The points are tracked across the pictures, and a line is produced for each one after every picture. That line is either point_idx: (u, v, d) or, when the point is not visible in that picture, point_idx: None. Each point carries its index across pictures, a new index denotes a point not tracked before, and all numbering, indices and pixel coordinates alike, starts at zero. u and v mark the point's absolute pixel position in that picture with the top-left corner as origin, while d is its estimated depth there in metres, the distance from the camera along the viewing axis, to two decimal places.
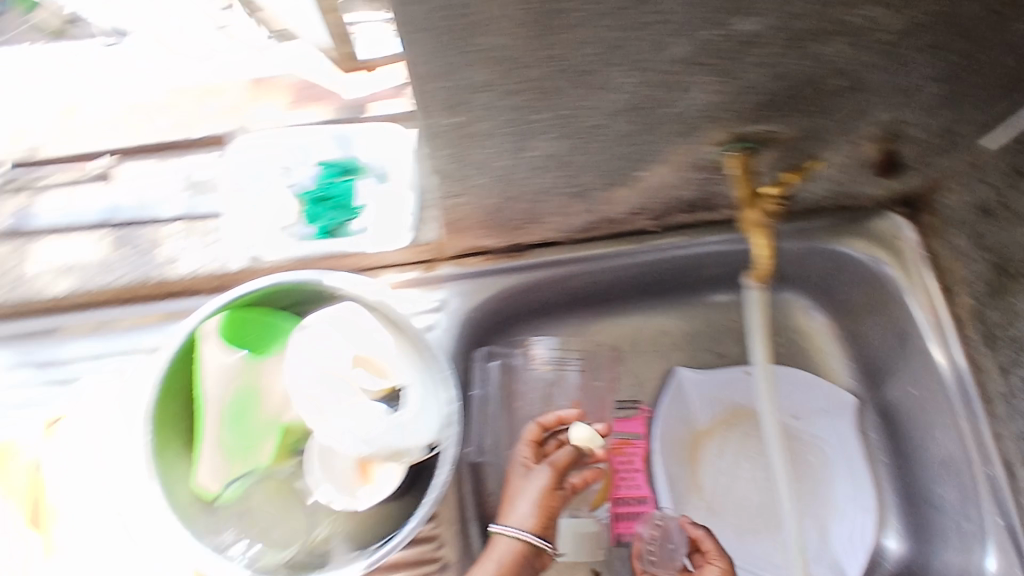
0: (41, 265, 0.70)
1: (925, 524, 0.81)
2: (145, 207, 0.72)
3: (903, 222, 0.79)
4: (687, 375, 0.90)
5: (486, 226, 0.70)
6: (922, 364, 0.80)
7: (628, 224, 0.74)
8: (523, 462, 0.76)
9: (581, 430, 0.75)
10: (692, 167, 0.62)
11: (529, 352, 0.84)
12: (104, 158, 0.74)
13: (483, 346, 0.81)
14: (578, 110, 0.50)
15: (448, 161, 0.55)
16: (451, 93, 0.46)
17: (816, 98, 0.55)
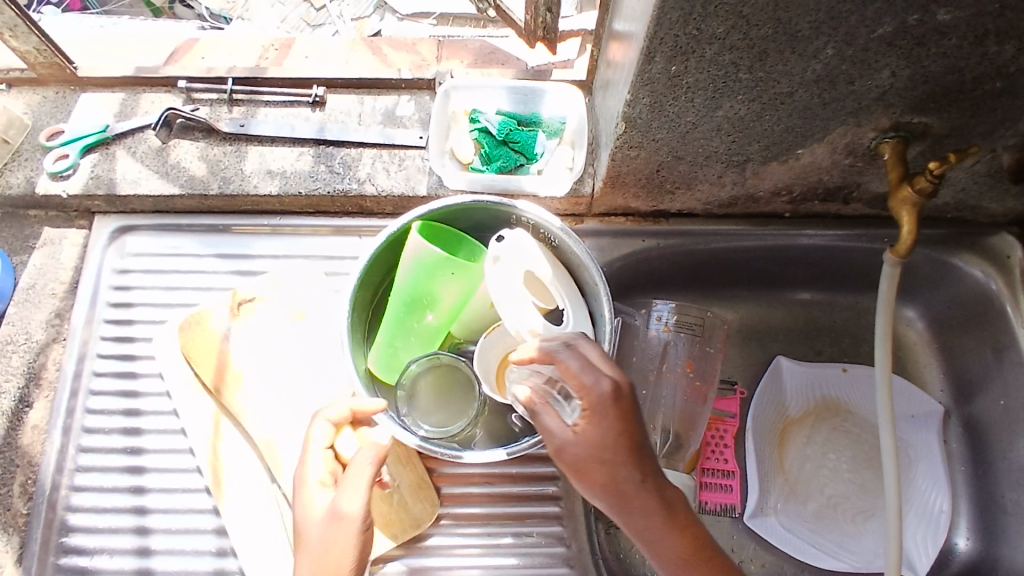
0: (257, 167, 0.83)
1: (999, 529, 0.84)
2: (346, 132, 0.83)
3: (1016, 241, 0.86)
4: (786, 361, 0.93)
5: (642, 186, 0.79)
6: (1016, 374, 0.84)
7: (766, 204, 0.82)
8: (319, 486, 0.61)
9: (383, 431, 0.62)
10: (845, 150, 0.70)
11: (650, 315, 0.93)
12: (316, 88, 0.85)
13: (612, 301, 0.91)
14: (772, 77, 0.59)
15: (644, 109, 0.64)
16: (682, 41, 0.55)
17: (976, 98, 0.62)
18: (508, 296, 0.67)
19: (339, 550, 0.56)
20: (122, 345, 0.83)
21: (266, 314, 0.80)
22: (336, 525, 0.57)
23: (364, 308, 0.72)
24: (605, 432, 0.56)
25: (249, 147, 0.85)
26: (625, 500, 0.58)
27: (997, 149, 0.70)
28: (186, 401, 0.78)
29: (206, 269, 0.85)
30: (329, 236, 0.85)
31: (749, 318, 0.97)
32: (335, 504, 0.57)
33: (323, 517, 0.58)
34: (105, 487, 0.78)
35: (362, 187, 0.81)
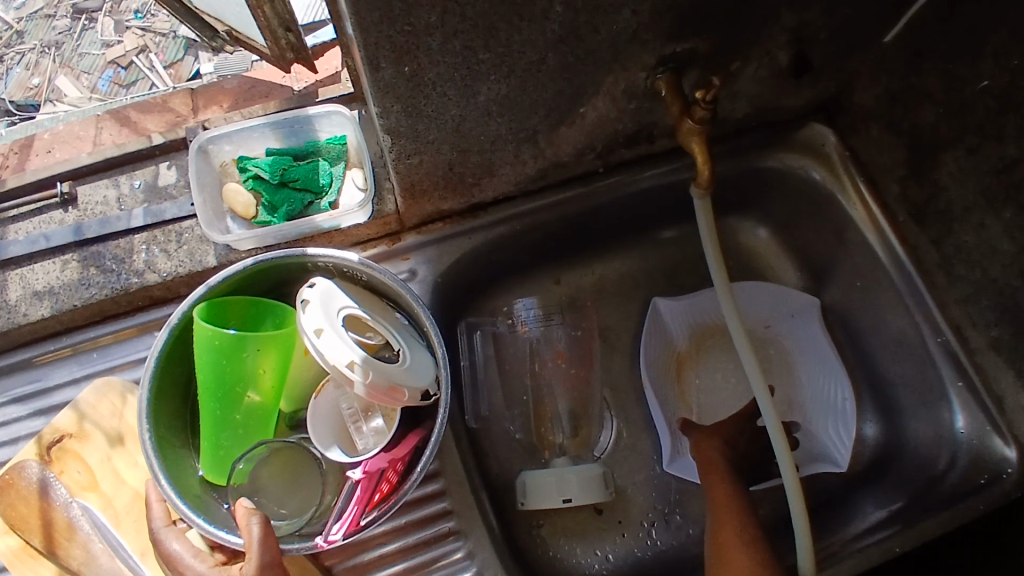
0: (22, 292, 0.72)
1: (893, 405, 0.85)
2: (107, 224, 0.73)
3: (826, 129, 0.86)
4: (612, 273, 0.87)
5: (444, 186, 0.73)
6: (865, 256, 0.85)
7: (577, 166, 0.79)
8: (219, 569, 0.54)
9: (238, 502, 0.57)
10: (630, 94, 0.67)
11: (518, 313, 0.91)
12: (59, 184, 0.75)
13: (463, 321, 0.87)
14: (516, 48, 0.55)
15: (402, 116, 0.59)
16: (400, 40, 0.50)
17: (727, 8, 0.59)
18: (326, 344, 0.58)
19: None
20: None
21: (83, 453, 0.71)
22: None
23: (175, 414, 0.63)
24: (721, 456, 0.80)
25: (3, 273, 0.73)
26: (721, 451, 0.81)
27: (771, 50, 0.69)
28: (24, 575, 0.68)
29: (5, 419, 0.74)
30: (133, 337, 0.76)
31: (605, 279, 0.94)
32: (250, 560, 0.53)
33: (240, 572, 0.53)
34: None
35: (145, 278, 0.72)
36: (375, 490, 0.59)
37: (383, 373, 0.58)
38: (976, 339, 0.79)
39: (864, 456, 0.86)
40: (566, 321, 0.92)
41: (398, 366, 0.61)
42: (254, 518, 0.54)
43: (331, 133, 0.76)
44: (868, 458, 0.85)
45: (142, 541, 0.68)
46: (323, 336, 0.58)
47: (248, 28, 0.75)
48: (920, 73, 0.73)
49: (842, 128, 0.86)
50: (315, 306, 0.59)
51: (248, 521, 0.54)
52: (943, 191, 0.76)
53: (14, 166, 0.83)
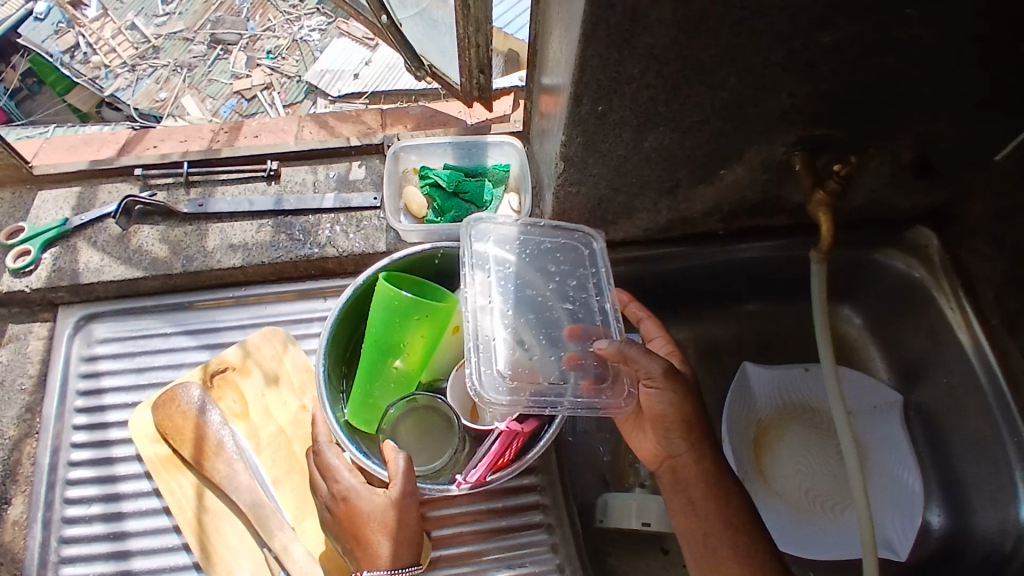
0: (219, 243, 0.86)
1: (962, 501, 0.89)
2: (303, 201, 0.87)
3: (930, 234, 0.94)
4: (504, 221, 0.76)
5: (588, 218, 0.85)
6: (954, 354, 0.91)
7: (702, 224, 0.89)
8: (368, 487, 0.66)
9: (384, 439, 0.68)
10: (767, 167, 0.78)
11: None
12: (269, 162, 0.90)
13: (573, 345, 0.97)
14: (690, 107, 0.67)
15: (580, 148, 0.71)
16: (605, 83, 0.62)
17: (868, 106, 0.70)
18: (482, 321, 0.69)
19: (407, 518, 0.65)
20: (96, 433, 0.82)
21: (241, 386, 0.82)
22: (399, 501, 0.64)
23: (339, 360, 0.74)
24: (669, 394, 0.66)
25: (210, 225, 0.87)
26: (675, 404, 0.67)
27: (895, 151, 0.79)
28: (165, 479, 0.78)
29: (176, 347, 0.86)
30: (294, 300, 0.88)
31: (702, 334, 1.03)
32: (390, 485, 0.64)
33: (380, 493, 0.65)
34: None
35: (324, 250, 0.85)
36: (499, 454, 0.68)
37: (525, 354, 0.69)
38: None
39: (927, 546, 0.90)
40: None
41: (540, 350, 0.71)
42: (396, 452, 0.65)
43: (498, 161, 0.90)
44: (931, 548, 0.89)
45: (276, 470, 0.78)
46: (478, 314, 0.69)
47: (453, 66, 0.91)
48: None
49: (946, 236, 0.94)
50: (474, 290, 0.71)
51: (392, 453, 0.64)
52: None
53: (225, 140, 0.97)
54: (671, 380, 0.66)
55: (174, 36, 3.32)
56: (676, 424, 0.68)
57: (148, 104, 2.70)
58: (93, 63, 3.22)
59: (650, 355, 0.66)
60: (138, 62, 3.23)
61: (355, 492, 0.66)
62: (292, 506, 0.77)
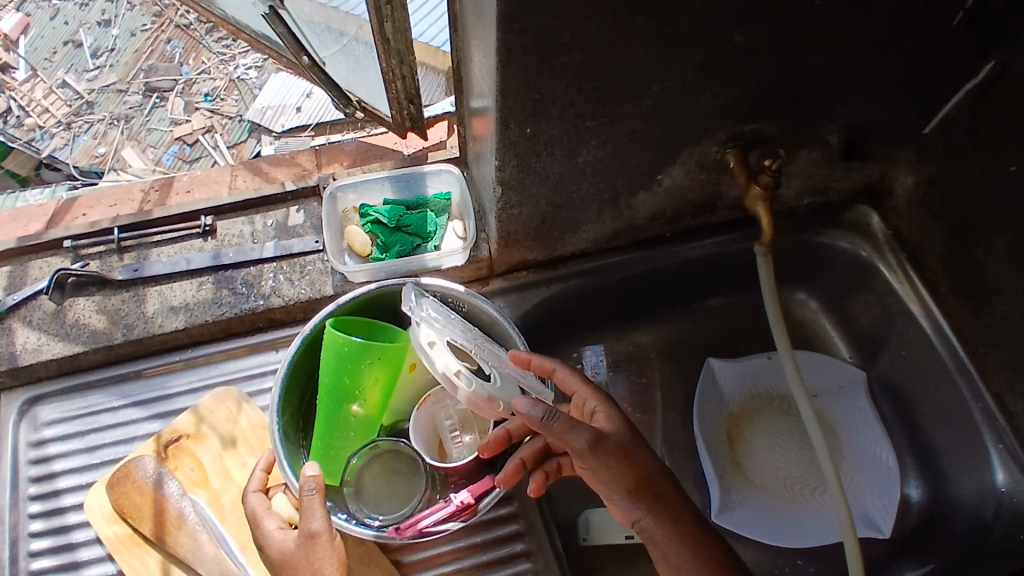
0: (159, 306, 0.83)
1: (937, 470, 0.90)
2: (241, 253, 0.85)
3: (870, 211, 0.96)
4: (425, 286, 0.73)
5: (534, 238, 0.84)
6: (907, 327, 0.93)
7: (648, 229, 0.89)
8: (284, 530, 0.66)
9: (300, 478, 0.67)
10: (703, 166, 0.79)
11: (585, 360, 0.99)
12: (203, 218, 0.87)
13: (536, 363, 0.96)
14: (618, 118, 0.67)
15: (515, 171, 0.70)
16: (529, 106, 0.62)
17: (792, 97, 0.71)
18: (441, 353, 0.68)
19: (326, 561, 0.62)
20: (54, 519, 0.79)
21: (197, 452, 0.79)
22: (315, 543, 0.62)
23: (293, 414, 0.71)
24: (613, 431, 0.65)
25: (148, 289, 0.84)
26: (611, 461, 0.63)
27: (824, 137, 0.80)
28: (128, 558, 0.74)
29: (127, 420, 0.83)
30: (244, 356, 0.86)
31: (663, 336, 1.03)
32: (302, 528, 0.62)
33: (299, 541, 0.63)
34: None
35: (269, 301, 0.83)
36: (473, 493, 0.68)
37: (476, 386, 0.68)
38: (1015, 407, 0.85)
39: (909, 520, 0.90)
40: (627, 374, 1.00)
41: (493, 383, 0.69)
42: (308, 493, 0.63)
43: (438, 190, 0.89)
44: (914, 521, 0.90)
45: (243, 535, 0.75)
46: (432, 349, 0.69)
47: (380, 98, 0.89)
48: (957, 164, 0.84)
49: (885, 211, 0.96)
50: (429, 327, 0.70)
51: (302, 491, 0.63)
52: (980, 269, 0.85)
53: (156, 200, 0.94)
54: (600, 453, 0.61)
55: (106, 89, 2.60)
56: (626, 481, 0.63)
57: (106, 168, 2.41)
58: (26, 125, 2.51)
59: (574, 428, 0.61)
60: (76, 120, 2.68)
61: (273, 535, 0.66)
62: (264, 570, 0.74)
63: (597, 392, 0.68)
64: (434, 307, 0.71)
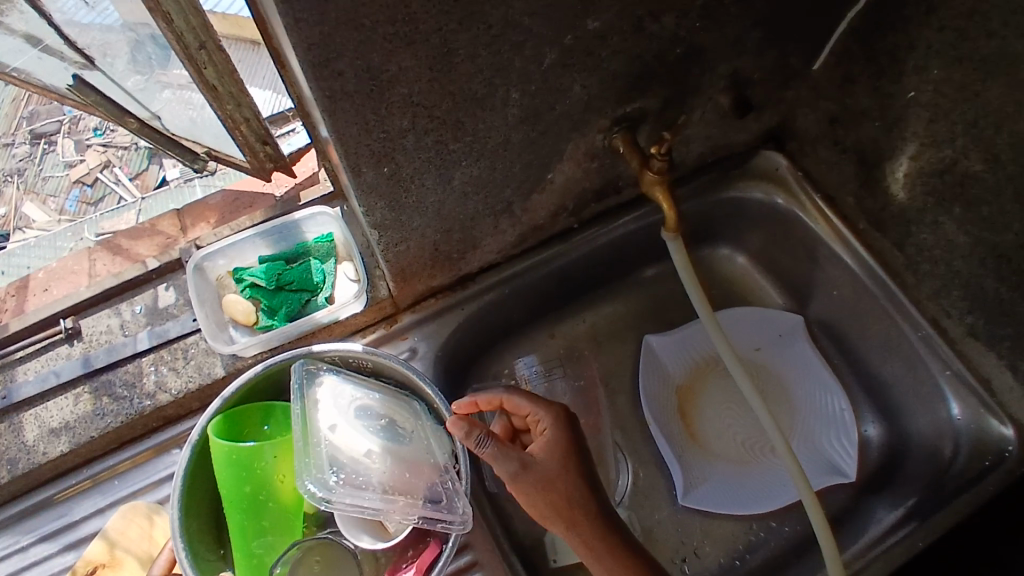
0: (37, 432, 0.74)
1: (890, 403, 0.89)
2: (114, 352, 0.75)
3: (776, 154, 0.91)
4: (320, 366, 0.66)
5: (432, 266, 0.77)
6: (835, 266, 0.90)
7: (555, 226, 0.83)
8: None
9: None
10: (592, 155, 0.72)
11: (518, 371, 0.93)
12: (63, 320, 0.77)
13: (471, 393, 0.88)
14: (484, 135, 0.59)
15: (386, 211, 0.62)
16: (378, 146, 0.54)
17: (668, 69, 0.65)
18: (342, 438, 0.63)
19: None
20: None
21: None
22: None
23: (209, 528, 0.65)
24: (549, 455, 0.67)
25: (22, 414, 0.75)
26: (548, 487, 0.65)
27: (713, 96, 0.74)
28: None
29: (41, 557, 0.74)
30: (149, 459, 0.77)
31: (596, 325, 0.97)
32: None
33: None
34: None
35: (157, 398, 0.74)
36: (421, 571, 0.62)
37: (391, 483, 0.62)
38: (953, 330, 0.83)
39: (872, 459, 0.88)
40: (568, 374, 0.94)
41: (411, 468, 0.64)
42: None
43: (318, 233, 0.80)
44: (875, 459, 0.88)
45: None
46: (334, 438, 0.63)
47: (225, 143, 0.78)
48: (853, 94, 0.79)
49: (792, 152, 0.91)
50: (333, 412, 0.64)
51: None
52: (895, 198, 0.81)
53: (11, 308, 0.83)
54: (524, 482, 0.64)
55: None
56: (562, 518, 0.65)
57: None
58: None
59: (504, 457, 0.65)
60: None
61: None
62: None
63: (551, 409, 0.68)
64: (355, 388, 0.67)
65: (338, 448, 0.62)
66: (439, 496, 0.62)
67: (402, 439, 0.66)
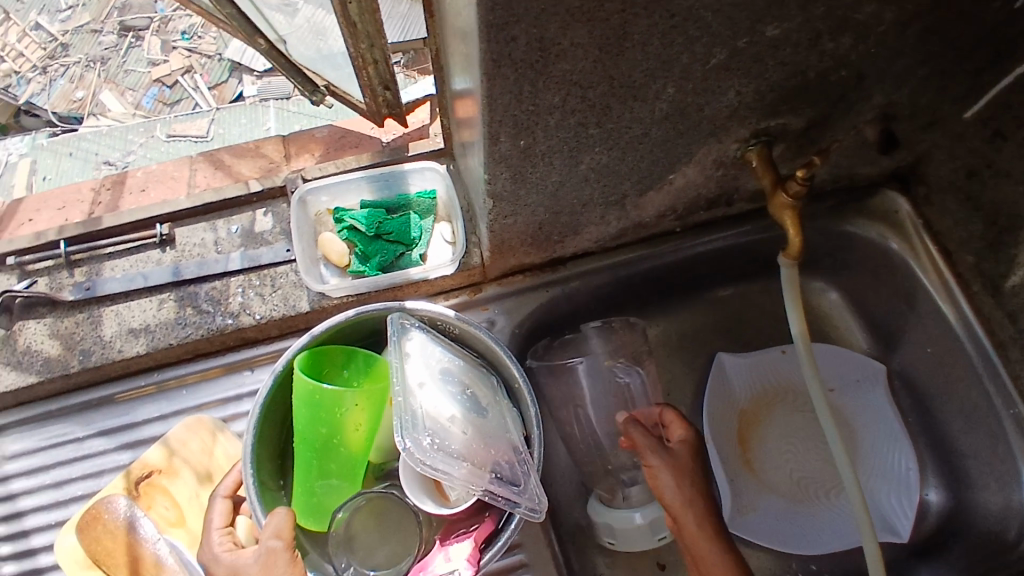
0: (118, 329, 0.75)
1: (961, 475, 0.85)
2: (205, 266, 0.76)
3: (898, 195, 0.87)
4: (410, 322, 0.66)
5: (531, 244, 0.75)
6: (934, 324, 0.86)
7: (658, 226, 0.81)
8: (230, 551, 0.59)
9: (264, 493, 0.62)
10: (720, 163, 0.69)
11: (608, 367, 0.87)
12: (159, 226, 0.78)
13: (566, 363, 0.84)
14: (625, 125, 0.57)
15: (507, 183, 0.61)
16: (522, 118, 0.52)
17: (825, 90, 0.61)
18: (426, 400, 0.62)
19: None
20: (26, 562, 0.74)
21: (171, 489, 0.73)
22: (270, 559, 0.55)
23: (272, 458, 0.65)
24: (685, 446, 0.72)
25: (102, 308, 0.76)
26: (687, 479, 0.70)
27: (857, 126, 0.70)
28: None
29: (94, 452, 0.76)
30: (218, 377, 0.78)
31: (671, 333, 0.95)
32: (263, 540, 0.56)
33: (253, 557, 0.56)
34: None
35: (239, 320, 0.75)
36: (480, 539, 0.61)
37: (467, 448, 0.61)
38: None
39: (929, 526, 0.86)
40: None
41: (485, 440, 0.62)
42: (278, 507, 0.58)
43: (421, 187, 0.80)
44: (933, 526, 0.86)
45: None
46: (417, 396, 0.62)
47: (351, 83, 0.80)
48: (1002, 151, 0.74)
49: (914, 196, 0.87)
50: (418, 371, 0.63)
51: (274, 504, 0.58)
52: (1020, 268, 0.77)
53: (107, 202, 0.84)
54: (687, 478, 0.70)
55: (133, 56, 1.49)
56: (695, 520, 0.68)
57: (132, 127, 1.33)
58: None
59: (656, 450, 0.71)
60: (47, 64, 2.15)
61: (215, 558, 0.59)
62: None
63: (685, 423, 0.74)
64: (441, 353, 0.66)
65: (424, 409, 0.61)
66: (518, 477, 0.60)
67: (477, 415, 0.64)
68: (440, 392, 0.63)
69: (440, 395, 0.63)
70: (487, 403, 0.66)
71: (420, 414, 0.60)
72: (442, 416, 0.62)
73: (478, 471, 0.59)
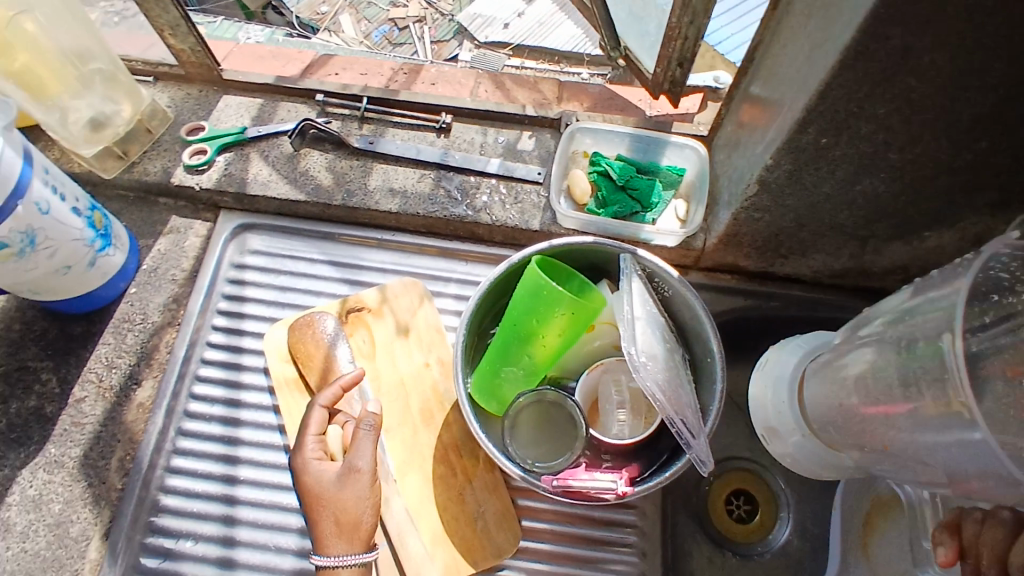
0: (381, 185, 0.86)
1: None
2: (468, 160, 0.86)
3: None
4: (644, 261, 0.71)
5: (758, 247, 0.79)
6: None
7: (881, 281, 0.82)
8: (318, 458, 0.69)
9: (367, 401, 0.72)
10: (982, 239, 0.70)
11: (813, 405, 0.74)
12: (443, 115, 0.88)
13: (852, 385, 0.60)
14: (923, 162, 0.60)
15: (783, 176, 0.65)
16: (841, 118, 0.56)
17: None
18: (641, 331, 0.68)
19: (361, 497, 0.66)
20: (232, 339, 0.86)
21: (373, 327, 0.84)
22: (352, 477, 0.67)
23: (475, 327, 0.75)
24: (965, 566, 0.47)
25: (375, 164, 0.88)
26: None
27: None
28: (287, 399, 0.81)
29: (318, 275, 0.88)
30: (438, 256, 0.88)
31: None
32: (348, 460, 0.67)
33: (338, 474, 0.67)
34: (195, 492, 0.81)
35: (478, 215, 0.84)
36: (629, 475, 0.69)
37: (663, 382, 0.66)
38: None
39: None
40: None
41: (675, 386, 0.68)
42: (364, 430, 0.69)
43: (673, 162, 0.85)
44: None
45: (389, 418, 0.81)
46: (636, 322, 0.68)
47: (647, 52, 0.84)
48: None
49: None
50: (641, 304, 0.70)
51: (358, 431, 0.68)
52: None
53: (402, 81, 0.96)
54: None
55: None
56: None
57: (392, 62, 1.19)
58: None
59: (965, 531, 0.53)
60: None
61: (305, 462, 0.68)
62: (397, 458, 0.79)
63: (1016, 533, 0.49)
64: (654, 303, 0.73)
65: (639, 334, 0.67)
66: (694, 428, 0.65)
67: (669, 367, 0.70)
68: (650, 330, 0.69)
69: (650, 333, 0.69)
70: (676, 363, 0.72)
71: (635, 335, 0.66)
72: (649, 348, 0.67)
73: (668, 405, 0.64)
